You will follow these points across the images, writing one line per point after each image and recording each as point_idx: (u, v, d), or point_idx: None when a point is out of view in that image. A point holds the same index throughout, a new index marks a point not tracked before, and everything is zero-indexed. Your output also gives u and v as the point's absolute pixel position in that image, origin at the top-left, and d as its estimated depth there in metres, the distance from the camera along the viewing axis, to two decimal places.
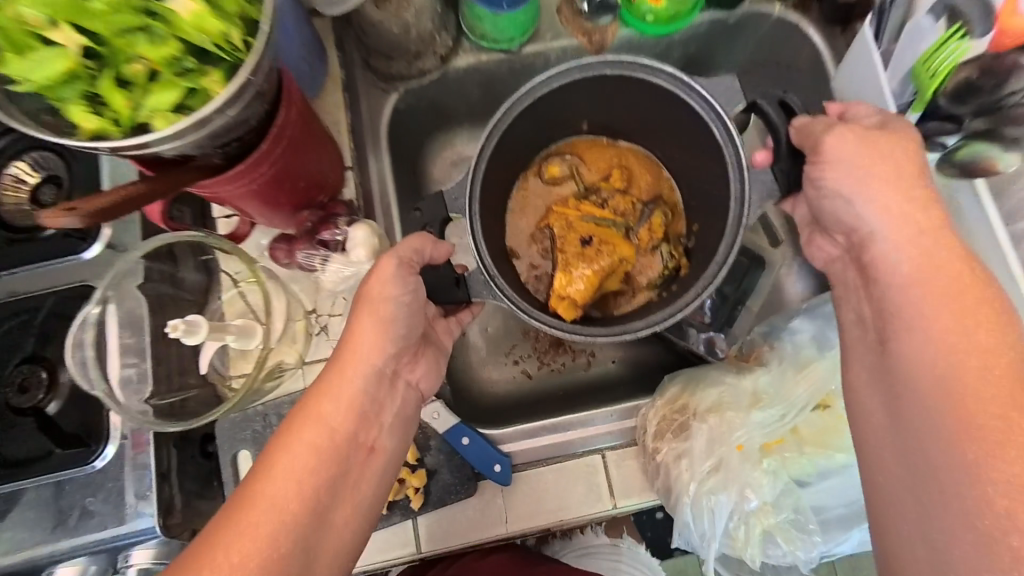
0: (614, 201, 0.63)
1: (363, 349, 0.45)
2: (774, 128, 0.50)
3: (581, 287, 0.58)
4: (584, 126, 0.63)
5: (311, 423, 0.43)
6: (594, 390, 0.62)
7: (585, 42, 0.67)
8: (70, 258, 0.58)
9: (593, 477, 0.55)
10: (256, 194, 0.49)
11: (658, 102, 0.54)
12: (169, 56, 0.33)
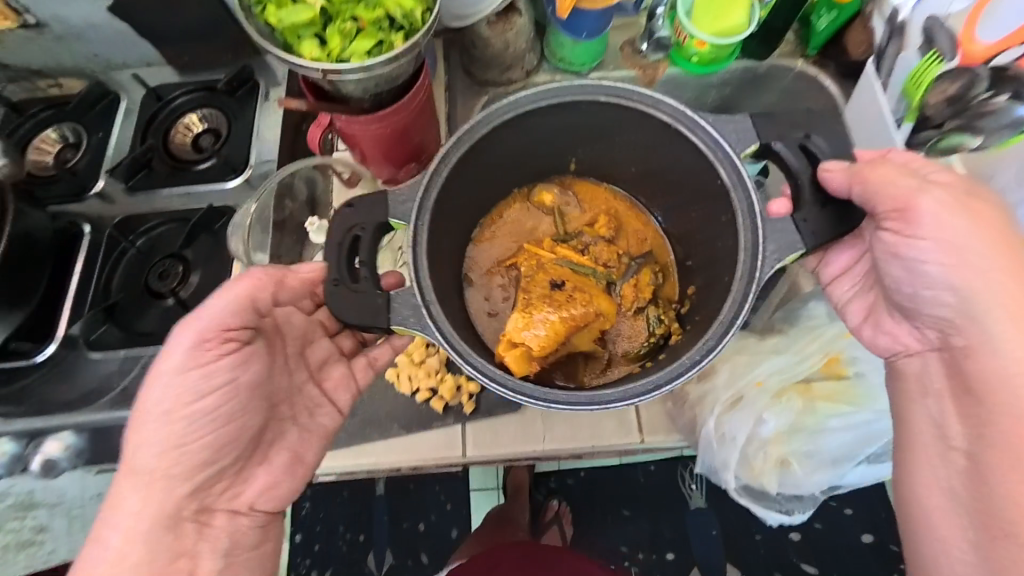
0: (597, 246, 0.72)
1: (182, 404, 0.52)
2: (800, 185, 0.53)
3: (546, 330, 0.63)
4: (571, 161, 0.71)
5: (188, 446, 0.53)
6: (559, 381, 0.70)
7: (640, 74, 0.84)
8: (216, 186, 0.73)
9: (624, 414, 0.67)
10: (379, 138, 0.63)
11: (655, 137, 0.61)
12: (375, 22, 0.48)
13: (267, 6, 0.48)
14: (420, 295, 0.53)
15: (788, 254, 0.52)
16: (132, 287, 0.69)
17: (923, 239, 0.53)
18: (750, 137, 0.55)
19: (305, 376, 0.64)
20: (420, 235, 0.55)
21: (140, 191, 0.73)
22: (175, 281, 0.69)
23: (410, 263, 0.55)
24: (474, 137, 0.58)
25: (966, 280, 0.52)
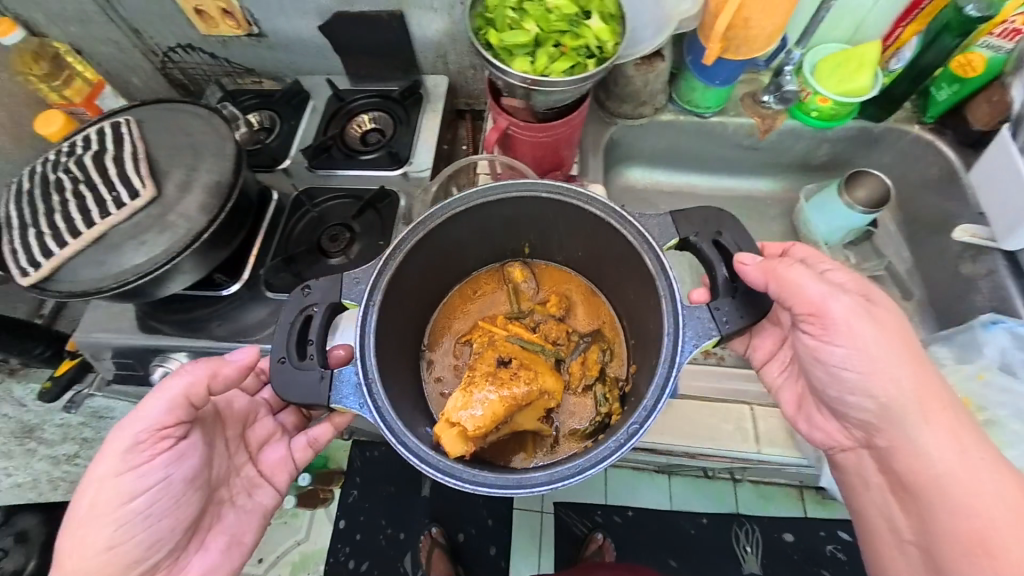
0: (546, 325, 0.81)
1: (139, 496, 0.62)
2: (713, 276, 0.64)
3: (488, 414, 0.68)
4: (525, 244, 0.82)
5: (122, 544, 0.62)
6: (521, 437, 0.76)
7: (758, 122, 0.90)
8: (381, 172, 0.87)
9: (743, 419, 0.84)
10: (535, 145, 0.73)
11: (592, 229, 0.71)
12: (578, 47, 0.58)
13: (491, 30, 0.58)
14: (363, 376, 0.61)
15: (703, 341, 0.61)
16: (304, 245, 0.82)
17: (837, 345, 0.65)
18: (671, 233, 0.66)
19: (242, 453, 0.78)
20: (371, 295, 0.66)
21: (321, 169, 0.89)
22: (340, 244, 0.81)
23: (359, 350, 0.63)
24: (430, 229, 0.69)
25: (882, 389, 0.64)
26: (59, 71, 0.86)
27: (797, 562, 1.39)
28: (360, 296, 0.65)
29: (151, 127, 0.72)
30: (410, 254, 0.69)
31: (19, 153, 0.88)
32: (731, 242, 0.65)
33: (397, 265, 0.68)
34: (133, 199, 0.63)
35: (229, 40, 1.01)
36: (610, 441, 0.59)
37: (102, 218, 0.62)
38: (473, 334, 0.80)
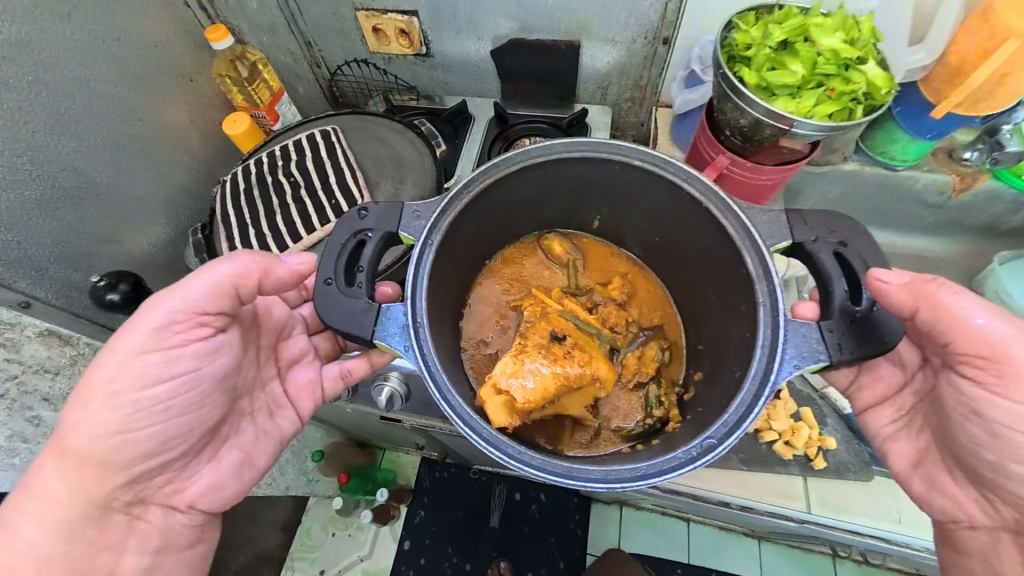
0: (606, 307, 0.77)
1: (135, 384, 0.57)
2: (830, 288, 0.56)
3: (535, 387, 0.65)
4: (596, 219, 0.77)
5: (132, 433, 0.58)
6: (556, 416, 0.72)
7: (956, 180, 0.83)
8: None
9: None
10: (745, 179, 0.67)
11: (677, 211, 0.67)
12: (846, 91, 0.54)
13: (746, 71, 0.57)
14: (409, 317, 0.57)
15: (813, 362, 0.53)
16: None
17: (1010, 403, 0.54)
18: (782, 233, 0.58)
19: (272, 371, 0.73)
20: (433, 232, 0.61)
21: None
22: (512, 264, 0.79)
23: (411, 288, 0.59)
24: (502, 182, 0.66)
25: None
26: (251, 77, 0.89)
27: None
28: (422, 232, 0.60)
29: (355, 138, 0.75)
30: (479, 196, 0.64)
31: (200, 150, 0.91)
32: (865, 257, 0.56)
33: (459, 210, 0.63)
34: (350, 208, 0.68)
35: (395, 58, 1.03)
36: (684, 451, 0.54)
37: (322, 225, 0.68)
38: (526, 301, 0.75)
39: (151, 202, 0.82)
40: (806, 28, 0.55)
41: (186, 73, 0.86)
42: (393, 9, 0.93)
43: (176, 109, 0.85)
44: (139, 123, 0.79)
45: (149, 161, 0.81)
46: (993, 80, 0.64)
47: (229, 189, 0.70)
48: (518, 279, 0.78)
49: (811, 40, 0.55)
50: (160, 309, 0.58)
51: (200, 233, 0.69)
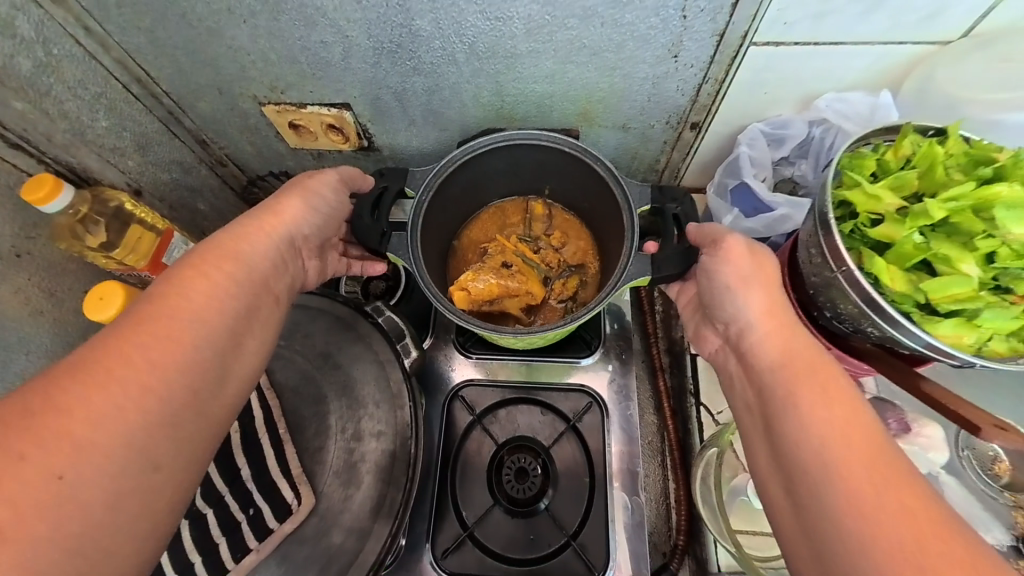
0: (546, 256, 0.62)
1: (270, 221, 0.45)
2: (665, 230, 0.50)
3: (466, 293, 0.55)
4: (548, 190, 0.63)
5: (291, 237, 0.46)
6: (514, 546, 0.55)
7: None
8: (571, 356, 0.62)
9: None
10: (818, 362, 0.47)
11: (588, 179, 0.58)
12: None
13: (882, 268, 0.36)
14: (415, 236, 0.53)
15: (635, 276, 0.48)
16: (483, 487, 0.57)
17: (722, 262, 0.44)
18: (646, 197, 0.53)
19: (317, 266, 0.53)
20: (430, 178, 0.56)
21: (478, 350, 0.63)
22: (535, 486, 0.56)
23: (414, 219, 0.53)
24: (473, 152, 0.57)
25: (777, 318, 0.41)
26: (117, 240, 0.62)
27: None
28: (425, 177, 0.55)
29: (278, 354, 0.49)
30: (466, 160, 0.57)
31: (57, 343, 0.62)
32: (691, 214, 0.51)
33: (446, 174, 0.56)
34: (281, 522, 0.42)
35: (326, 154, 0.76)
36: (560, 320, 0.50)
37: (235, 564, 0.40)
38: (485, 245, 0.63)
39: None
40: (978, 204, 0.35)
41: (10, 247, 0.56)
42: (317, 102, 0.66)
43: (4, 304, 0.55)
44: None
45: None
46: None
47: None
48: (483, 228, 0.64)
49: (993, 223, 0.35)
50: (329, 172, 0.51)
51: None
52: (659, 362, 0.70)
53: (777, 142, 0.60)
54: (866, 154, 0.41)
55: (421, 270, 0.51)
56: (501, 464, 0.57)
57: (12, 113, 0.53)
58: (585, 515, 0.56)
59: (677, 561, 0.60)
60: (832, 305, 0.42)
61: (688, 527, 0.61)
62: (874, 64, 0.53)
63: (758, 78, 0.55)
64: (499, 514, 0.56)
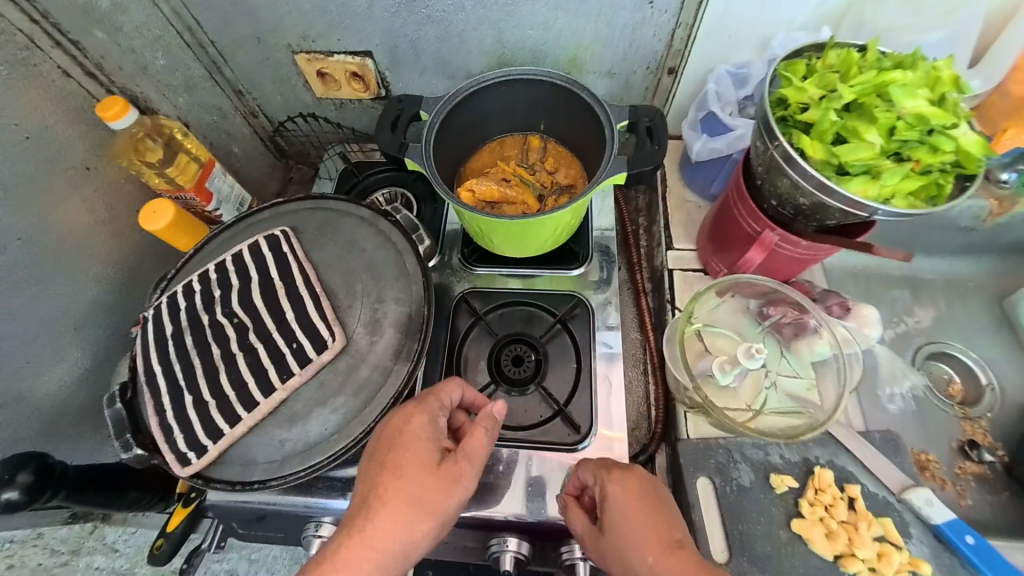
0: (541, 179, 0.71)
1: (399, 538, 0.44)
2: (639, 139, 0.59)
3: (472, 194, 0.65)
4: (543, 126, 0.72)
5: (443, 512, 0.46)
6: (508, 417, 0.63)
7: (994, 205, 0.77)
8: (560, 267, 0.71)
9: (995, 398, 0.81)
10: (770, 246, 0.56)
11: (576, 108, 0.66)
12: (933, 165, 0.43)
13: (804, 141, 0.45)
14: (429, 149, 0.61)
15: (613, 173, 0.56)
16: (484, 370, 0.66)
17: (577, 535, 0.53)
18: (623, 113, 0.61)
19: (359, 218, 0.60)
20: (440, 103, 0.64)
21: (481, 264, 0.73)
22: (528, 371, 0.65)
23: (426, 135, 0.62)
24: (478, 84, 0.65)
25: (630, 534, 0.48)
26: (169, 155, 0.71)
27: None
28: (436, 103, 0.64)
29: (313, 240, 0.58)
30: (469, 93, 0.65)
31: (114, 253, 0.71)
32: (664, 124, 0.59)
33: (456, 99, 0.64)
34: (320, 353, 0.49)
35: (347, 104, 0.86)
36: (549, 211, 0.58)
37: (282, 382, 0.48)
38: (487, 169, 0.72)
39: (50, 342, 0.64)
40: (881, 88, 0.44)
41: (82, 161, 0.65)
42: (342, 51, 0.76)
43: (74, 210, 0.65)
44: (17, 244, 0.59)
45: (41, 289, 0.62)
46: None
47: (137, 341, 0.52)
48: (484, 154, 0.73)
49: (889, 101, 0.44)
50: (474, 435, 0.49)
51: (116, 403, 0.49)
52: (642, 286, 0.80)
53: (741, 81, 0.69)
54: (799, 61, 0.49)
55: (434, 173, 0.59)
56: (500, 354, 0.66)
57: (91, 42, 0.63)
58: (571, 393, 0.64)
59: (654, 446, 0.68)
60: (777, 180, 0.49)
61: (664, 417, 0.69)
62: (817, 9, 0.62)
63: (721, 21, 0.64)
64: (496, 393, 0.64)
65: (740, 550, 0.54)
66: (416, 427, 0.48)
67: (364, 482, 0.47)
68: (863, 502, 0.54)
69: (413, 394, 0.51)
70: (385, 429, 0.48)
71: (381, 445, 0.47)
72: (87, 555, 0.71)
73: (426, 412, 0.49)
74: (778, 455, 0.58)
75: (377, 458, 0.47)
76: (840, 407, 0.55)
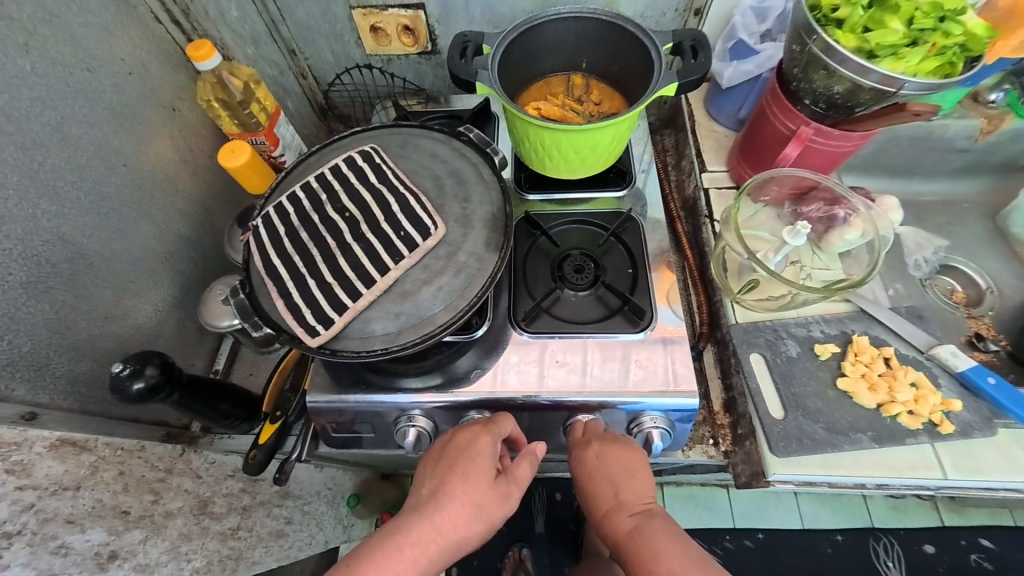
0: (589, 109, 0.79)
1: (460, 530, 0.56)
2: (686, 56, 0.66)
3: (539, 113, 0.77)
4: (586, 64, 0.80)
5: (492, 518, 0.58)
6: (575, 315, 0.70)
7: (985, 123, 0.86)
8: (607, 189, 0.80)
9: (996, 299, 0.90)
10: (808, 136, 0.63)
11: (619, 41, 0.74)
12: (947, 45, 0.53)
13: (841, 33, 0.55)
14: (496, 76, 0.68)
15: (664, 85, 0.64)
16: (548, 278, 0.73)
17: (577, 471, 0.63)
18: (666, 37, 0.69)
19: (435, 138, 0.67)
20: (501, 38, 0.71)
21: (533, 191, 0.81)
22: (589, 276, 0.72)
23: (492, 64, 0.69)
24: (534, 21, 0.72)
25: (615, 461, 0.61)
26: (245, 98, 0.76)
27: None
28: (497, 37, 0.71)
29: (398, 156, 0.64)
30: (525, 29, 0.72)
31: (194, 191, 0.77)
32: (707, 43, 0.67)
33: (515, 34, 0.71)
34: (425, 239, 0.56)
35: (395, 58, 0.91)
36: (610, 119, 0.66)
37: (395, 263, 0.55)
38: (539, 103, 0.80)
39: (148, 267, 0.69)
40: None
41: (169, 101, 0.71)
42: (396, 3, 0.81)
43: (165, 147, 0.71)
44: (123, 169, 0.64)
45: (142, 215, 0.67)
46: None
47: (251, 241, 0.58)
48: (534, 93, 0.81)
49: None
50: (522, 463, 0.62)
51: (239, 294, 0.55)
52: (677, 209, 0.87)
53: (762, 14, 0.78)
54: None
55: (504, 94, 0.66)
56: (561, 264, 0.73)
57: None
58: (631, 290, 0.71)
59: (704, 343, 0.74)
60: (814, 72, 0.58)
61: (710, 318, 0.76)
62: None
63: None
64: (563, 296, 0.71)
65: (795, 406, 0.61)
66: (483, 446, 0.60)
67: (434, 480, 0.59)
68: (897, 359, 0.63)
69: (480, 420, 0.63)
70: (458, 442, 0.61)
71: (454, 453, 0.60)
72: (179, 476, 0.74)
73: (492, 435, 0.61)
74: (819, 330, 0.66)
75: (450, 462, 0.60)
76: (879, 260, 0.62)
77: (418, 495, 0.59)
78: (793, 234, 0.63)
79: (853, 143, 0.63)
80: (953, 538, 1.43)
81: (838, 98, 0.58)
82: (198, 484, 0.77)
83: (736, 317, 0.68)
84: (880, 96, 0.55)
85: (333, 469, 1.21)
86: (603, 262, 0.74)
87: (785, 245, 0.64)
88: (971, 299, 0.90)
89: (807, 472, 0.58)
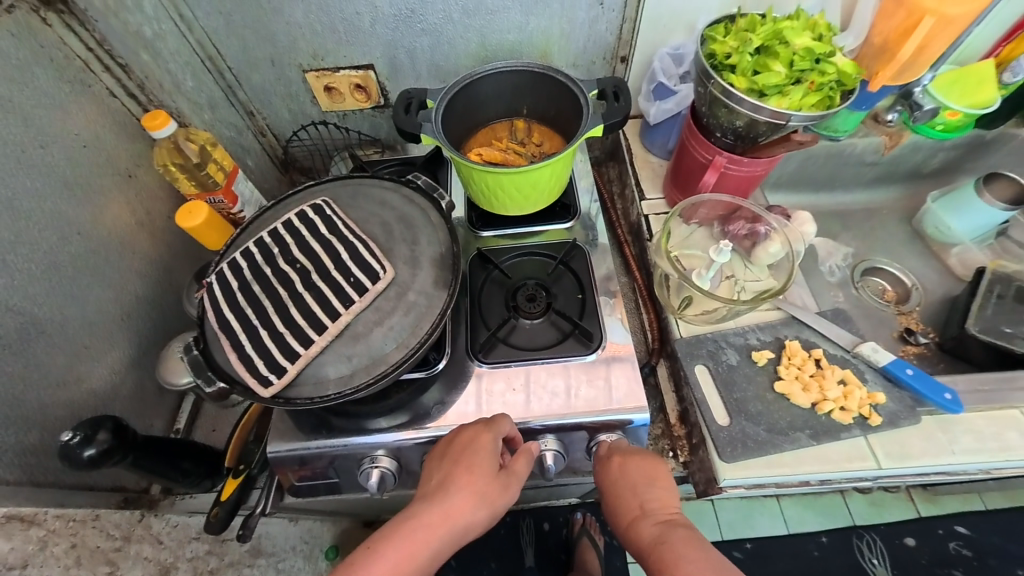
0: (531, 151, 0.86)
1: (466, 515, 0.57)
2: (609, 101, 0.74)
3: (482, 157, 0.83)
4: (526, 110, 0.87)
5: (496, 504, 0.59)
6: (530, 343, 0.73)
7: (886, 139, 0.96)
8: (555, 222, 0.85)
9: (920, 295, 0.98)
10: (723, 164, 0.70)
11: (553, 90, 0.81)
12: (824, 82, 0.62)
13: (734, 77, 0.63)
14: (440, 127, 0.74)
15: (591, 127, 0.71)
16: (503, 309, 0.76)
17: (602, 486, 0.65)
18: (592, 84, 0.77)
19: (384, 187, 0.71)
20: (443, 93, 0.77)
21: (486, 228, 0.85)
22: (541, 304, 0.76)
23: (436, 117, 0.74)
24: (471, 77, 0.79)
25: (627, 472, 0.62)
26: (201, 160, 0.78)
27: (927, 566, 1.41)
28: (439, 93, 0.77)
29: (349, 205, 0.68)
30: (465, 84, 0.79)
31: (152, 251, 0.79)
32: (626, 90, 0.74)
33: (456, 88, 0.78)
34: (374, 283, 0.59)
35: (350, 113, 0.97)
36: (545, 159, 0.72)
37: (346, 308, 0.57)
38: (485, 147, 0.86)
39: (105, 330, 0.70)
40: (779, 34, 0.62)
41: (125, 169, 0.74)
42: (347, 65, 0.87)
43: (121, 212, 0.73)
44: (78, 237, 0.66)
45: (96, 279, 0.69)
46: (916, 52, 0.76)
47: (204, 298, 0.60)
48: (480, 138, 0.87)
49: (785, 40, 0.62)
50: (520, 460, 0.63)
51: (192, 350, 0.56)
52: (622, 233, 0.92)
53: (679, 59, 0.88)
54: (721, 26, 0.67)
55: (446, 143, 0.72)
56: (515, 295, 0.77)
57: (138, 63, 0.73)
58: (582, 315, 0.75)
59: (656, 358, 0.78)
60: (716, 109, 0.65)
61: (660, 334, 0.80)
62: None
63: (660, 15, 0.83)
64: (518, 326, 0.75)
65: (738, 411, 0.65)
66: (486, 441, 0.61)
67: (441, 472, 0.60)
68: (826, 359, 0.68)
69: (481, 420, 0.64)
70: (462, 438, 0.62)
71: (459, 448, 0.61)
72: (137, 543, 0.69)
73: (492, 432, 0.61)
74: (754, 337, 0.71)
75: (456, 456, 0.60)
76: (796, 269, 0.69)
77: (425, 486, 0.60)
78: (719, 254, 0.69)
79: (764, 168, 0.70)
80: (931, 527, 1.47)
81: (742, 127, 0.65)
82: (159, 549, 0.72)
83: (679, 331, 0.73)
84: (774, 126, 0.62)
85: (309, 521, 1.17)
86: (555, 291, 0.78)
87: (714, 263, 0.70)
88: (902, 298, 0.98)
89: (753, 473, 0.61)
